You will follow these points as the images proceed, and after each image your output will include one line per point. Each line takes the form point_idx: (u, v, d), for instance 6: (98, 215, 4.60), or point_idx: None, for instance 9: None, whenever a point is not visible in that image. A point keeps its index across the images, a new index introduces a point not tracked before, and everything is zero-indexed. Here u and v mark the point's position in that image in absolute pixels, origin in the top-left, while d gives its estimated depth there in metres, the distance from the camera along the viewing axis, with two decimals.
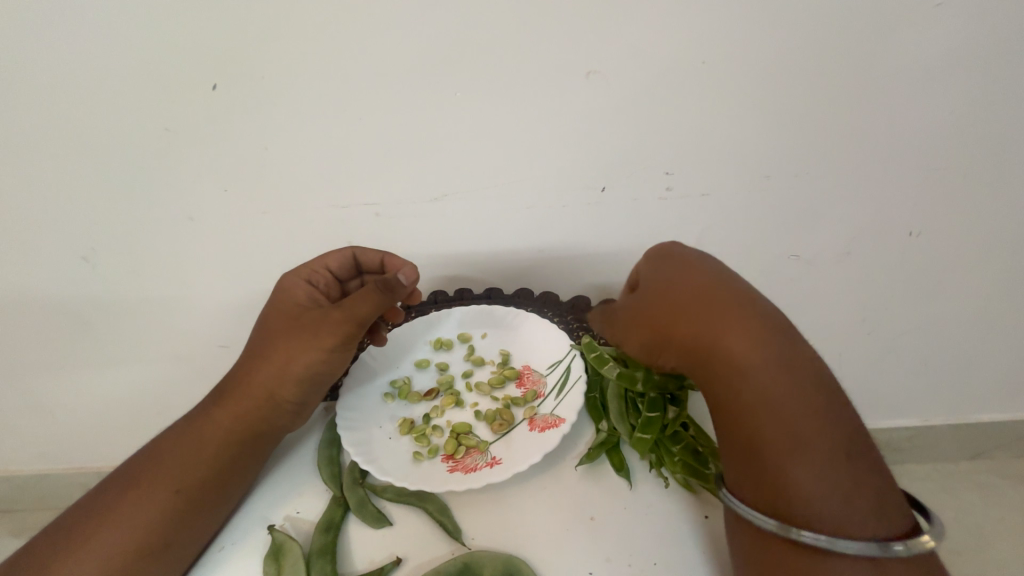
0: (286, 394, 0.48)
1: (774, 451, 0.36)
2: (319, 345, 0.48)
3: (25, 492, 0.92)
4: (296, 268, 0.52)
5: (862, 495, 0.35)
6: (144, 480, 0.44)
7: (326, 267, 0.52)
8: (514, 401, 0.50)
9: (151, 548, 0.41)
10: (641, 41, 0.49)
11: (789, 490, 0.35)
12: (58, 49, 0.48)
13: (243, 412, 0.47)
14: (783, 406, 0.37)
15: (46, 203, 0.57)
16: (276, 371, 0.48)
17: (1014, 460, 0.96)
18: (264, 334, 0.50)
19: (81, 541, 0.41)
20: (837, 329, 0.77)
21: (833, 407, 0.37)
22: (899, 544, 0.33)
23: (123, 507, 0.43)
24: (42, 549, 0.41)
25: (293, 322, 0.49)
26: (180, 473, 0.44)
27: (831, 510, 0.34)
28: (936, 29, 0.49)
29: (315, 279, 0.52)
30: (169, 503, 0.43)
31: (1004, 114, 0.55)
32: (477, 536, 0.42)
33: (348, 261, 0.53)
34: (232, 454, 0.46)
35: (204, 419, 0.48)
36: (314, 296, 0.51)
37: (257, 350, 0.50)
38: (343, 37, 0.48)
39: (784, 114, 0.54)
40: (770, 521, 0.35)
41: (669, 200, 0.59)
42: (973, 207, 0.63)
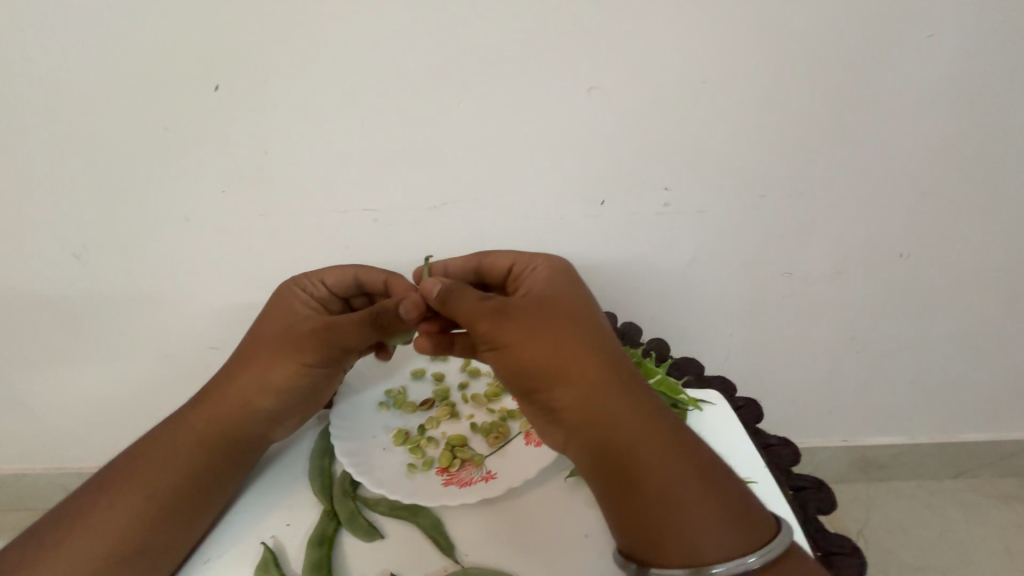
0: (262, 403, 0.49)
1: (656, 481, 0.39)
2: (292, 358, 0.48)
3: (5, 490, 0.92)
4: (295, 279, 0.53)
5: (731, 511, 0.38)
6: (119, 485, 0.45)
7: (323, 281, 0.52)
8: (510, 414, 0.53)
9: (122, 554, 0.42)
10: (641, 60, 0.52)
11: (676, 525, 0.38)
12: (62, 48, 0.50)
13: (217, 418, 0.48)
14: (652, 452, 0.40)
15: (42, 200, 0.58)
16: (257, 378, 0.49)
17: (997, 479, 0.98)
18: (251, 344, 0.51)
19: (53, 543, 0.42)
20: (828, 350, 0.78)
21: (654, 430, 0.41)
22: (752, 557, 0.36)
23: (97, 511, 0.44)
24: (26, 547, 0.43)
25: (288, 331, 0.49)
26: (154, 478, 0.45)
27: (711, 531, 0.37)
28: (920, 62, 0.53)
29: (309, 290, 0.52)
30: (142, 509, 0.44)
31: (987, 142, 0.58)
32: (471, 553, 0.43)
33: (349, 279, 0.52)
34: (205, 462, 0.47)
35: (182, 426, 0.48)
36: (308, 303, 0.51)
37: (238, 360, 0.51)
38: (351, 44, 0.50)
39: (777, 134, 0.56)
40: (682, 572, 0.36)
41: (666, 215, 0.62)
42: (960, 231, 0.65)
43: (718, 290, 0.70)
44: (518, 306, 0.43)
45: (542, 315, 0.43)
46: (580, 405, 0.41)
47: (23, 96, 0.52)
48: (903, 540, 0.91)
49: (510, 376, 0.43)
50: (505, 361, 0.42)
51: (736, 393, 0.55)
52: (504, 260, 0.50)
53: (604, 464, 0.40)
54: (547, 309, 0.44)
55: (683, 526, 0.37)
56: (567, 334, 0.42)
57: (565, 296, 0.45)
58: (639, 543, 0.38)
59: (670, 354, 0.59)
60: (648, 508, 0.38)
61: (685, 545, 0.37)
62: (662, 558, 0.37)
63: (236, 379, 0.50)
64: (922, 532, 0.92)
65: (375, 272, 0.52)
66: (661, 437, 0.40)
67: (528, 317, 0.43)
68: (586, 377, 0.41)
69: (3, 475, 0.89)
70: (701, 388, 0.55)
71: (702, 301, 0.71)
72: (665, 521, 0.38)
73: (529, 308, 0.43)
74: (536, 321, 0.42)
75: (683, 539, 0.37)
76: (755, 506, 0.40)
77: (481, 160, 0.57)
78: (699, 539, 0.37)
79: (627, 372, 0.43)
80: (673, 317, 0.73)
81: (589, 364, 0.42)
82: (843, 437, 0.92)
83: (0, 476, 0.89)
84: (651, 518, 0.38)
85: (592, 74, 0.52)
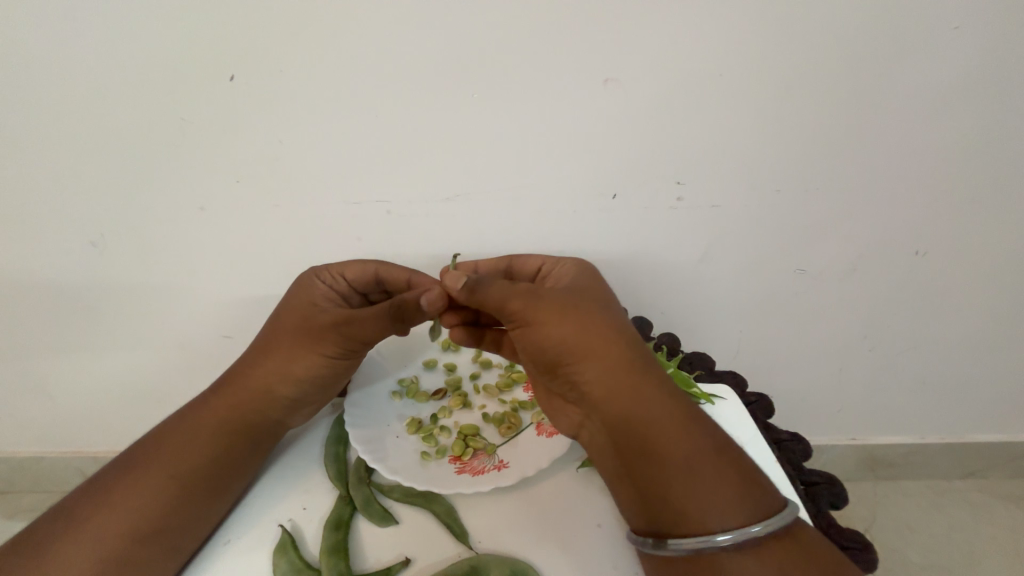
0: (284, 390, 0.50)
1: (680, 460, 0.39)
2: (318, 349, 0.49)
3: (23, 473, 0.94)
4: (316, 269, 0.54)
5: (749, 491, 0.38)
6: (141, 467, 0.46)
7: (343, 275, 0.53)
8: (521, 404, 0.54)
9: (145, 534, 0.43)
10: (657, 52, 0.51)
11: (696, 499, 0.38)
12: (81, 37, 0.50)
13: (238, 403, 0.50)
14: (674, 433, 0.40)
15: (61, 188, 0.59)
16: (278, 365, 0.50)
17: (1008, 480, 0.97)
18: (270, 333, 0.52)
19: (77, 522, 0.43)
20: (839, 347, 0.77)
21: (677, 413, 0.41)
22: (757, 526, 0.37)
23: (120, 492, 0.45)
24: (47, 528, 0.43)
25: (309, 322, 0.50)
26: (176, 459, 0.46)
27: (728, 507, 0.37)
28: (945, 53, 0.51)
29: (330, 283, 0.53)
30: (165, 489, 0.45)
31: (1010, 137, 0.57)
32: (484, 539, 0.44)
33: (370, 274, 0.53)
34: (226, 445, 0.48)
35: (203, 411, 0.50)
36: (328, 295, 0.52)
37: (257, 348, 0.52)
38: (366, 34, 0.50)
39: (794, 128, 0.56)
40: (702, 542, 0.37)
41: (679, 209, 0.61)
42: (979, 228, 0.64)
43: (729, 286, 0.69)
44: (549, 290, 0.44)
45: (571, 300, 0.43)
46: (607, 383, 0.41)
47: (42, 84, 0.53)
48: (910, 539, 0.91)
49: (537, 356, 0.43)
50: (533, 341, 0.43)
51: (747, 388, 0.55)
52: (535, 261, 0.52)
53: (627, 442, 0.41)
54: (575, 295, 0.45)
55: (700, 500, 0.38)
56: (594, 317, 0.43)
57: (590, 285, 0.47)
58: (657, 517, 0.39)
59: (681, 348, 0.59)
60: (667, 483, 0.39)
61: (701, 518, 0.38)
62: (678, 531, 0.38)
63: (256, 365, 0.51)
64: (929, 531, 0.92)
65: (395, 269, 0.53)
66: (684, 415, 0.41)
67: (557, 300, 0.43)
68: (614, 357, 0.42)
69: (21, 458, 0.91)
70: (713, 382, 0.55)
71: (713, 297, 0.71)
72: (686, 494, 0.38)
73: (558, 292, 0.44)
74: (566, 304, 0.43)
75: (699, 512, 0.38)
76: (762, 480, 0.40)
77: (494, 152, 0.57)
78: (714, 512, 0.37)
79: (651, 356, 0.44)
80: (683, 312, 0.73)
81: (616, 345, 0.42)
82: (852, 435, 0.91)
83: (18, 458, 0.91)
84: (670, 493, 0.39)
85: (607, 66, 0.52)
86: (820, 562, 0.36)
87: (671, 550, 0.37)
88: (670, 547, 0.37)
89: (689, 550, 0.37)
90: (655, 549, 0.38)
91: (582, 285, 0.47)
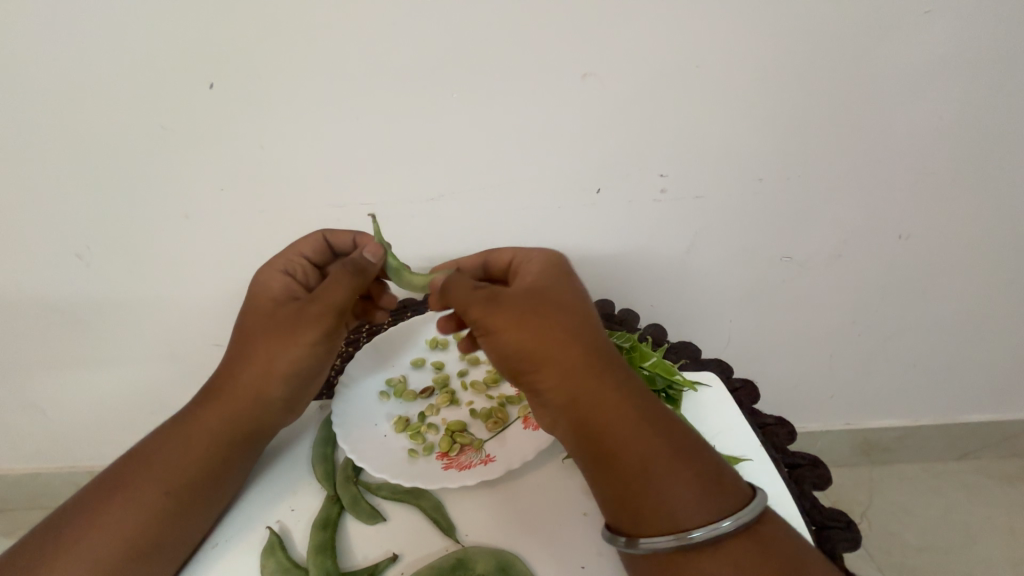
0: (274, 394, 0.49)
1: (641, 462, 0.38)
2: (297, 340, 0.48)
3: (19, 491, 0.94)
4: (269, 262, 0.52)
5: (712, 487, 0.38)
6: (134, 483, 0.45)
7: (301, 254, 0.52)
8: (508, 399, 0.54)
9: (140, 551, 0.42)
10: (635, 44, 0.51)
11: (658, 500, 0.37)
12: (56, 47, 0.50)
13: (232, 413, 0.48)
14: (634, 436, 0.39)
15: (43, 201, 0.59)
16: (263, 367, 0.48)
17: (1001, 460, 0.98)
18: (243, 338, 0.50)
19: (68, 544, 0.42)
20: (829, 333, 0.78)
21: (640, 415, 0.40)
22: (727, 521, 0.36)
23: (112, 508, 0.44)
24: (34, 551, 0.42)
25: (271, 318, 0.49)
26: (170, 473, 0.45)
27: (691, 507, 0.37)
28: (921, 36, 0.52)
29: (288, 269, 0.52)
30: (159, 505, 0.44)
31: (987, 118, 0.57)
32: (471, 533, 0.44)
33: (321, 243, 0.52)
34: (220, 453, 0.47)
35: (194, 420, 0.48)
36: (290, 284, 0.51)
37: (238, 352, 0.50)
38: (344, 36, 0.50)
39: (774, 115, 0.56)
40: (667, 540, 0.36)
41: (663, 202, 0.62)
42: (961, 209, 0.65)
43: (717, 276, 0.70)
44: (511, 294, 0.42)
45: (532, 304, 0.41)
46: (564, 390, 0.40)
47: (21, 97, 0.53)
48: (906, 522, 0.92)
49: (498, 363, 0.42)
50: (491, 349, 0.42)
51: (733, 374, 0.56)
52: (507, 255, 0.50)
53: (586, 444, 0.40)
54: (537, 297, 0.42)
55: (664, 501, 0.37)
56: (557, 321, 0.41)
57: (558, 282, 0.44)
58: (625, 516, 0.39)
59: (667, 338, 0.60)
60: (631, 485, 0.38)
61: (668, 517, 0.37)
62: (646, 529, 0.38)
63: (243, 375, 0.49)
64: (925, 513, 0.93)
65: (345, 230, 0.53)
66: (645, 415, 0.40)
67: (520, 306, 0.41)
68: (570, 364, 0.40)
69: (17, 474, 0.91)
70: (698, 370, 0.56)
71: (700, 287, 0.71)
72: (650, 496, 0.38)
73: (521, 298, 0.42)
74: (524, 308, 0.41)
75: (661, 509, 0.37)
76: (729, 469, 0.40)
77: (476, 148, 0.57)
78: (682, 510, 0.37)
79: (610, 356, 0.42)
80: (672, 304, 0.73)
81: (577, 350, 0.40)
82: (846, 421, 0.92)
83: (15, 475, 0.91)
84: (634, 495, 0.38)
85: (585, 61, 0.52)
86: (791, 551, 0.37)
87: (641, 549, 0.37)
88: (639, 546, 0.37)
89: (658, 550, 0.36)
90: (627, 548, 0.38)
91: (548, 285, 0.44)
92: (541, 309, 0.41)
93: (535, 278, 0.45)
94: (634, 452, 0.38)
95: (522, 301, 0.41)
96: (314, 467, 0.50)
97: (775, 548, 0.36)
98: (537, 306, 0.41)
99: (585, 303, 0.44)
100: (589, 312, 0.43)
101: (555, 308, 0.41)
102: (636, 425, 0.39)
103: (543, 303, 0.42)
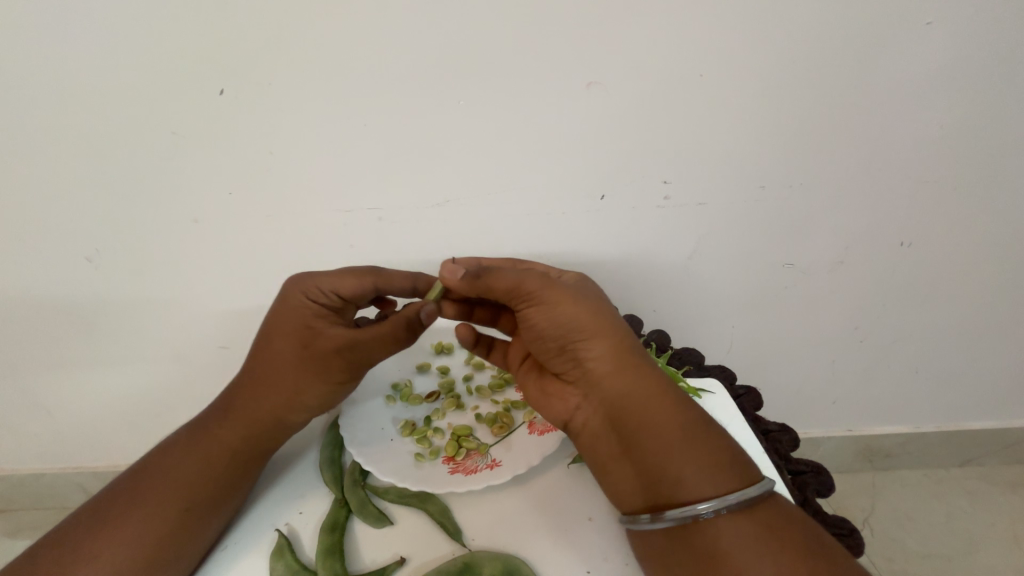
0: (294, 417, 0.50)
1: (673, 434, 0.40)
2: (327, 379, 0.49)
3: (23, 491, 0.94)
4: (301, 283, 0.49)
5: (737, 461, 0.39)
6: (150, 491, 0.46)
7: (336, 290, 0.49)
8: (513, 404, 0.55)
9: (153, 557, 0.42)
10: (639, 53, 0.52)
11: (691, 473, 0.38)
12: (70, 54, 0.51)
13: (249, 428, 0.49)
14: (667, 411, 0.41)
15: (53, 204, 0.60)
16: (288, 398, 0.49)
17: (1003, 467, 0.98)
18: (268, 359, 0.50)
19: (84, 552, 0.42)
20: (831, 339, 0.78)
21: (672, 393, 0.42)
22: (735, 496, 0.37)
23: (127, 517, 0.44)
24: (49, 556, 0.43)
25: (306, 354, 0.48)
26: (184, 482, 0.46)
27: (722, 477, 0.38)
28: (921, 47, 0.53)
29: (320, 298, 0.49)
30: (173, 512, 0.44)
31: (987, 127, 0.58)
32: (477, 537, 0.44)
33: (368, 288, 0.49)
34: (234, 464, 0.48)
35: (209, 430, 0.50)
36: (321, 314, 0.49)
37: (259, 372, 0.50)
38: (352, 43, 0.51)
39: (776, 124, 0.57)
40: (702, 507, 0.37)
41: (666, 209, 0.62)
42: (962, 217, 0.65)
43: (720, 282, 0.70)
44: (557, 276, 0.44)
45: (576, 287, 0.44)
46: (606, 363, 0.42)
47: (34, 102, 0.53)
48: (909, 529, 0.92)
49: (541, 338, 0.43)
50: (538, 323, 0.42)
51: (735, 381, 0.56)
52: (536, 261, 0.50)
53: (618, 422, 0.41)
54: (578, 283, 0.45)
55: (696, 472, 0.38)
56: (599, 304, 0.44)
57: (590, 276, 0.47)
58: (650, 491, 0.40)
59: (670, 344, 0.60)
60: (665, 457, 0.39)
61: (699, 488, 0.38)
62: (669, 502, 0.39)
63: (254, 384, 0.50)
64: (928, 519, 0.93)
65: (394, 276, 0.50)
66: (674, 394, 0.42)
67: (568, 287, 0.43)
68: (613, 344, 0.42)
69: (21, 475, 0.91)
70: (702, 377, 0.56)
71: (703, 293, 0.71)
72: (683, 468, 0.39)
73: (567, 281, 0.44)
74: (572, 289, 0.43)
75: (685, 481, 0.38)
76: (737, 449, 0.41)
77: (482, 155, 0.58)
78: (711, 480, 0.38)
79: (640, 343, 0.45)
80: (674, 310, 0.73)
81: (618, 329, 0.43)
82: (848, 427, 0.92)
83: (18, 475, 0.91)
84: (666, 468, 0.39)
85: (590, 70, 0.53)
86: (805, 536, 0.36)
87: (672, 521, 0.37)
88: (669, 518, 0.37)
89: (682, 521, 0.37)
90: (652, 523, 0.38)
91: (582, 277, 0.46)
92: (584, 292, 0.44)
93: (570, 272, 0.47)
94: (668, 426, 0.40)
95: (568, 283, 0.44)
96: (322, 470, 0.51)
97: (790, 539, 0.36)
98: (581, 289, 0.44)
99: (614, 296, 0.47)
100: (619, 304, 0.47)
101: (595, 294, 0.44)
102: (669, 401, 0.41)
103: (584, 288, 0.45)
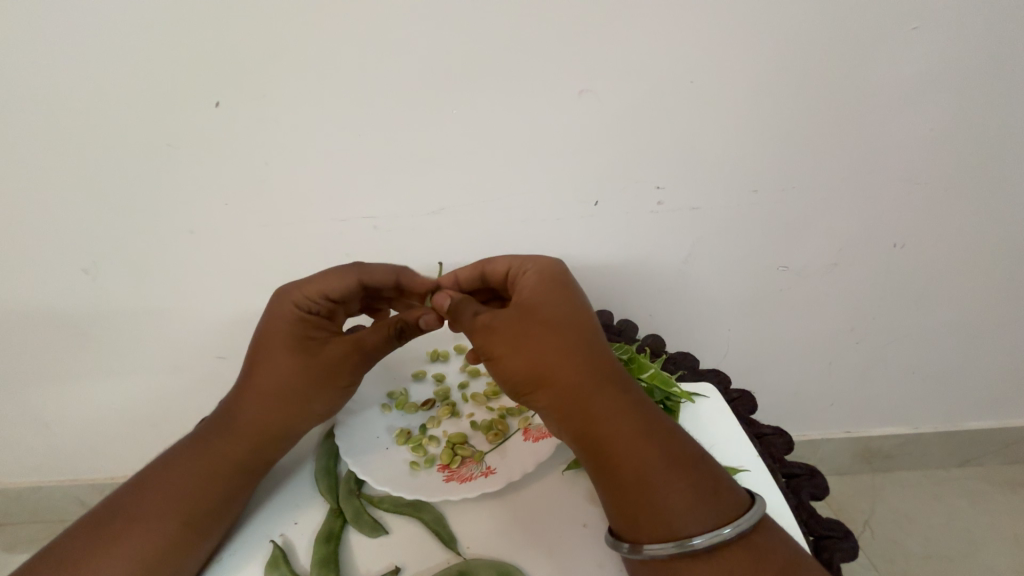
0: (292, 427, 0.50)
1: (642, 471, 0.39)
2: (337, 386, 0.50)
3: (21, 504, 0.94)
4: (287, 301, 0.50)
5: (717, 492, 0.39)
6: (148, 501, 0.46)
7: (324, 295, 0.51)
8: (509, 411, 0.55)
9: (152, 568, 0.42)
10: (628, 61, 0.53)
11: (663, 508, 0.38)
12: (65, 68, 0.51)
13: (249, 441, 0.49)
14: (634, 447, 0.40)
15: (50, 217, 0.60)
16: (296, 408, 0.49)
17: (1002, 467, 0.98)
18: (268, 375, 0.49)
19: (81, 564, 0.42)
20: (827, 341, 0.78)
21: (642, 424, 0.41)
22: (729, 528, 0.37)
23: (125, 529, 0.44)
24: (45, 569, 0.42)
25: (312, 368, 0.49)
26: (182, 493, 0.46)
27: (696, 513, 0.38)
28: (906, 52, 0.53)
29: (312, 308, 0.50)
30: (170, 523, 0.44)
31: (973, 130, 0.59)
32: (472, 545, 0.44)
33: (351, 283, 0.51)
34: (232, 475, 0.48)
35: (207, 441, 0.49)
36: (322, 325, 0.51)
37: (259, 385, 0.50)
38: (344, 54, 0.51)
39: (766, 128, 0.57)
40: (670, 545, 0.37)
41: (660, 213, 0.63)
42: (953, 217, 0.65)
43: (715, 285, 0.70)
44: (503, 318, 0.43)
45: (527, 325, 0.42)
46: (564, 406, 0.41)
47: (30, 116, 0.54)
48: (910, 531, 0.91)
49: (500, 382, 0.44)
50: (494, 371, 0.43)
51: (730, 385, 0.57)
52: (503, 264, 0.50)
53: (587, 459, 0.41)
54: (531, 316, 0.43)
55: (668, 507, 0.38)
56: (553, 339, 0.42)
57: (551, 298, 0.44)
58: (625, 522, 0.39)
59: (666, 349, 0.60)
60: (634, 494, 0.39)
61: (673, 522, 0.38)
62: (648, 534, 0.38)
63: (252, 394, 0.50)
64: (928, 521, 0.92)
65: (376, 270, 0.52)
66: (644, 426, 0.41)
67: (514, 330, 0.42)
68: (567, 382, 0.41)
69: (19, 488, 0.91)
70: (696, 381, 0.56)
71: (698, 297, 0.72)
72: (653, 505, 0.38)
73: (515, 320, 0.42)
74: (521, 331, 0.42)
75: (658, 517, 0.38)
76: (727, 474, 0.41)
77: (475, 162, 0.58)
78: (684, 514, 0.38)
79: (608, 368, 0.42)
80: (671, 314, 0.74)
81: (576, 365, 0.41)
82: (847, 429, 0.92)
83: (16, 489, 0.91)
84: (636, 502, 0.39)
85: (581, 77, 0.53)
86: (788, 556, 0.37)
87: (645, 555, 0.37)
88: (642, 552, 0.37)
89: (660, 556, 0.37)
90: (631, 554, 0.38)
91: (536, 306, 0.43)
92: (532, 331, 0.42)
93: (529, 295, 0.45)
94: (634, 463, 0.39)
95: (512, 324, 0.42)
96: (317, 481, 0.51)
97: (775, 551, 0.37)
98: (531, 326, 0.42)
99: (579, 317, 0.44)
100: (585, 322, 0.43)
101: (549, 327, 0.42)
102: (633, 437, 0.40)
103: (534, 324, 0.42)
